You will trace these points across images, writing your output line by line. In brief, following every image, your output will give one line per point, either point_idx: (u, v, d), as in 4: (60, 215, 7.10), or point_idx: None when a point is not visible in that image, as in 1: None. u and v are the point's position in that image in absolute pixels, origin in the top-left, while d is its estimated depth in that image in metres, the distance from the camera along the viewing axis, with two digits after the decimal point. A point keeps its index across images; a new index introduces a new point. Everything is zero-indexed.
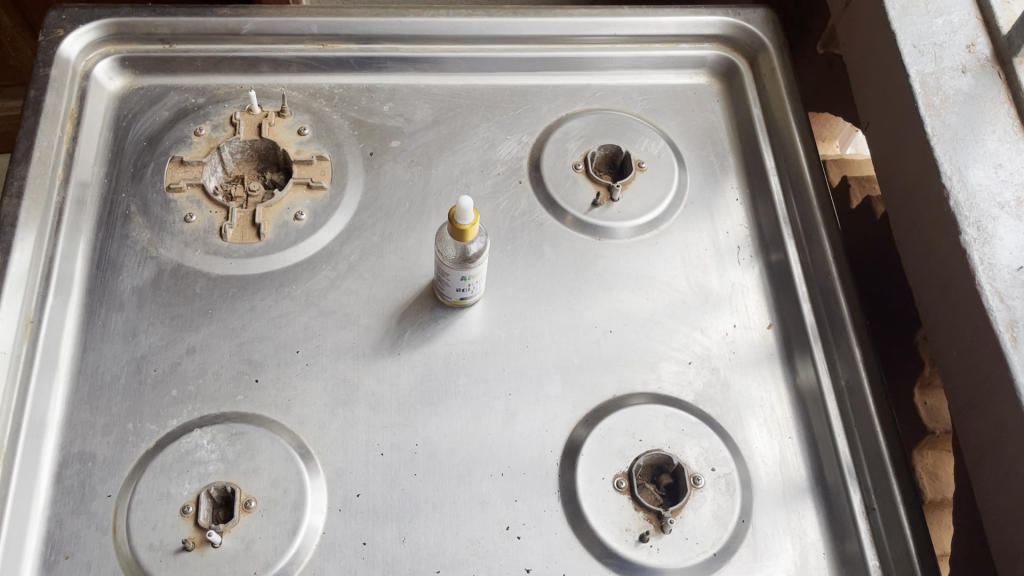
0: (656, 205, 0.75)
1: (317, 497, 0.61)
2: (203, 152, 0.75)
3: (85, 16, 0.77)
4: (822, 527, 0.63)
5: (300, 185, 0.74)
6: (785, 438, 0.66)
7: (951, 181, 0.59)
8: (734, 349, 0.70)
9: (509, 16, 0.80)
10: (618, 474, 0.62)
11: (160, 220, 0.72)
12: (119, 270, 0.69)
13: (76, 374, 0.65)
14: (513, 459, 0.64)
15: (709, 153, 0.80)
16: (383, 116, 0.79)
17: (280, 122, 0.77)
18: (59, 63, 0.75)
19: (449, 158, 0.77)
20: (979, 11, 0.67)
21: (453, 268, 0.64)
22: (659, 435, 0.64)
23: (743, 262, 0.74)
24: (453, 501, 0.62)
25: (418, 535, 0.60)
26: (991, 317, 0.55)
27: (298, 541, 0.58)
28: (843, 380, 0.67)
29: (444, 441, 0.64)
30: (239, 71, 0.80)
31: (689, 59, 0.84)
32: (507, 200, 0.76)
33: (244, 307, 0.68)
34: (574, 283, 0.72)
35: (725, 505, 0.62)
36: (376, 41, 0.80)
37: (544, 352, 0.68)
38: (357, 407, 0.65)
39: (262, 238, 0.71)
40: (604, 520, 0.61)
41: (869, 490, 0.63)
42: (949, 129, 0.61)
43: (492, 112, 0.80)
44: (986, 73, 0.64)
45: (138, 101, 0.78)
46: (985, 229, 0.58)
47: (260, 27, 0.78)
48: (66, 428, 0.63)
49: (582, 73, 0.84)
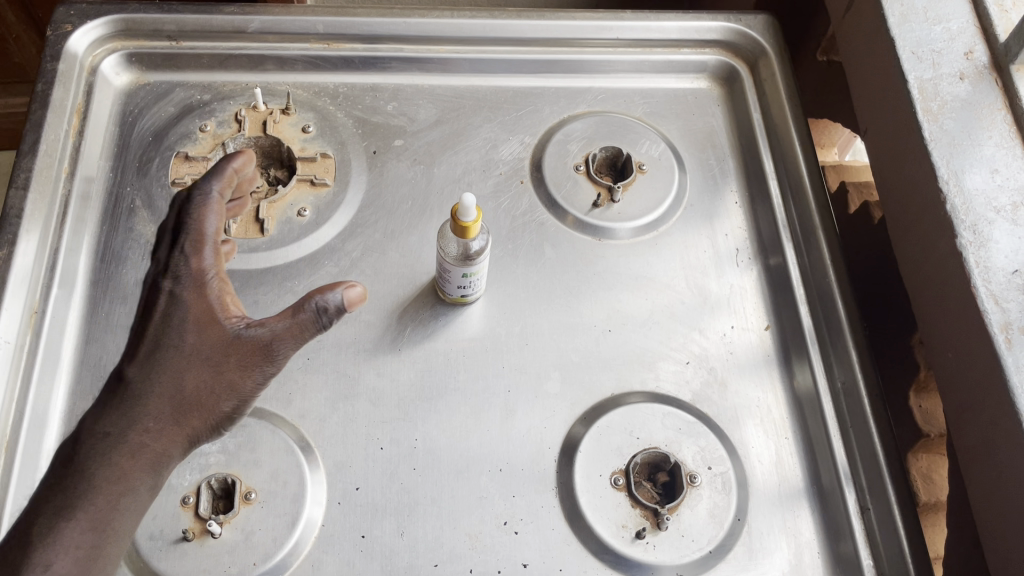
0: (656, 207, 0.76)
1: (317, 489, 0.61)
2: (208, 148, 0.75)
3: (93, 12, 0.78)
4: (817, 527, 0.64)
5: (304, 182, 0.74)
6: (781, 438, 0.67)
7: (948, 185, 0.60)
8: (731, 349, 0.70)
9: (513, 19, 0.81)
10: (615, 471, 0.63)
11: (165, 214, 0.72)
12: (123, 262, 0.70)
13: (78, 365, 0.65)
14: (512, 456, 0.64)
15: (709, 157, 0.81)
16: (387, 115, 0.80)
17: (284, 119, 0.78)
18: (66, 57, 0.76)
19: (452, 157, 0.78)
20: (976, 19, 0.68)
21: (455, 265, 0.64)
22: (656, 433, 0.65)
23: (741, 264, 0.75)
24: (451, 495, 0.62)
25: (416, 529, 0.61)
26: (986, 319, 0.55)
27: (297, 533, 0.59)
28: (839, 382, 0.68)
29: (444, 438, 0.64)
30: (245, 69, 0.81)
31: (690, 64, 0.85)
32: (509, 199, 0.76)
33: (247, 301, 0.69)
34: (573, 282, 0.73)
35: (722, 504, 0.63)
36: (382, 41, 0.81)
37: (543, 350, 0.69)
38: (357, 402, 0.65)
39: (265, 234, 0.71)
40: (601, 517, 0.61)
41: (864, 490, 0.64)
42: (946, 133, 0.62)
43: (495, 113, 0.81)
44: (984, 80, 0.65)
45: (143, 97, 0.79)
46: (981, 233, 0.58)
47: (267, 26, 0.79)
48: (68, 418, 0.63)
49: (584, 76, 0.84)
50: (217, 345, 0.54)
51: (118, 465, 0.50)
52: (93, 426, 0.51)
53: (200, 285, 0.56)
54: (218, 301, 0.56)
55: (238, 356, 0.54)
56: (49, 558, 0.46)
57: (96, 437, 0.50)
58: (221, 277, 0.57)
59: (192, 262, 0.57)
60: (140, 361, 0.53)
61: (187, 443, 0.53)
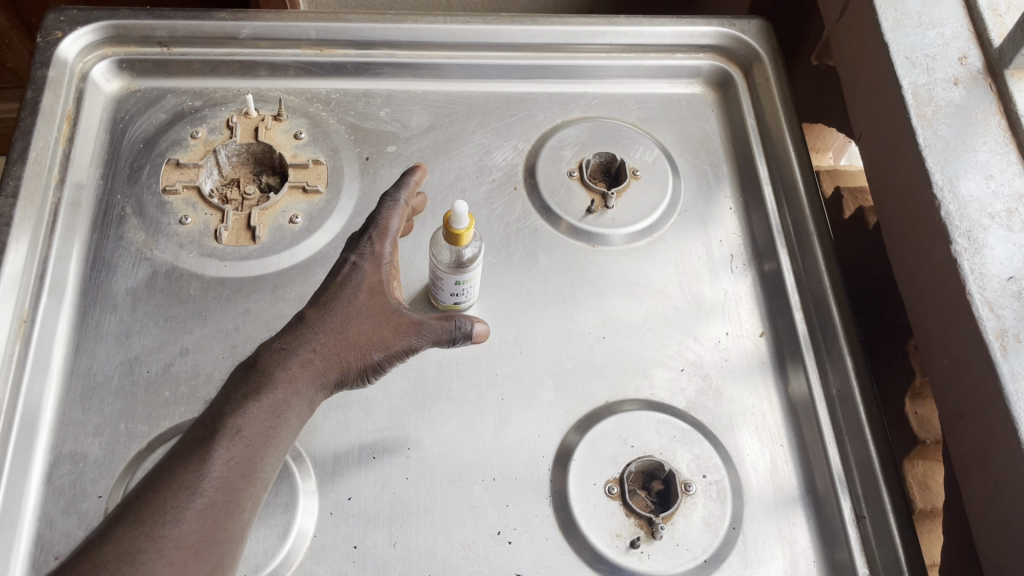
0: (650, 212, 0.76)
1: (308, 499, 0.61)
2: (199, 155, 0.75)
3: (84, 18, 0.77)
4: (812, 536, 0.63)
5: (296, 189, 0.74)
6: (776, 446, 0.67)
7: (943, 192, 0.60)
8: (726, 356, 0.70)
9: (506, 24, 0.81)
10: (610, 480, 0.63)
11: (156, 222, 0.72)
12: (113, 270, 0.69)
13: (68, 375, 0.65)
14: (506, 464, 0.64)
15: (703, 162, 0.81)
16: (380, 121, 0.80)
17: (276, 126, 0.77)
18: (56, 64, 0.75)
19: (445, 164, 0.78)
20: (970, 24, 0.68)
21: (447, 273, 0.64)
22: (650, 441, 0.64)
23: (735, 270, 0.75)
24: (444, 504, 0.62)
25: (408, 539, 0.60)
26: (981, 326, 0.55)
27: (288, 544, 0.58)
28: (834, 388, 0.67)
29: (437, 447, 0.64)
30: (236, 75, 0.80)
31: (684, 69, 0.85)
32: (503, 205, 0.76)
33: (239, 309, 0.68)
34: (567, 289, 0.72)
35: (717, 512, 0.62)
36: (374, 47, 0.80)
37: (536, 358, 0.68)
38: (349, 411, 0.65)
39: (257, 241, 0.71)
40: (595, 526, 0.61)
41: (859, 498, 0.63)
42: (940, 139, 0.62)
43: (488, 119, 0.81)
44: (978, 85, 0.65)
45: (134, 103, 0.78)
46: (975, 239, 0.58)
47: (258, 31, 0.79)
48: (57, 428, 0.62)
49: (578, 81, 0.84)
50: (381, 308, 0.62)
51: (284, 381, 0.56)
52: (270, 343, 0.58)
53: (379, 264, 0.63)
54: (386, 276, 0.64)
55: (392, 324, 0.62)
56: (224, 445, 0.51)
57: (273, 352, 0.57)
58: (393, 262, 0.65)
59: (374, 247, 0.64)
60: (317, 304, 0.60)
61: (328, 387, 0.59)
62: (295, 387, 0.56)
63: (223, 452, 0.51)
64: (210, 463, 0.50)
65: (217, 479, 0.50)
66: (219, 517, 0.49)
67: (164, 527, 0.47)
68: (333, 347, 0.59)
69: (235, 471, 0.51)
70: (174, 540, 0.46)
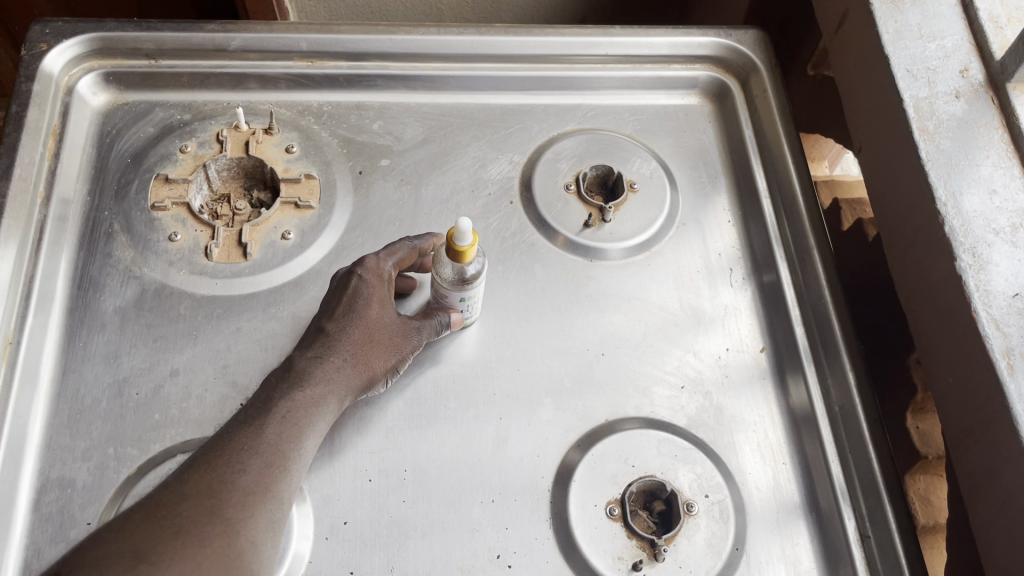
0: (648, 226, 0.75)
1: (303, 524, 0.59)
2: (189, 170, 0.73)
3: (69, 30, 0.75)
4: (816, 556, 0.62)
5: (288, 204, 0.73)
6: (778, 464, 0.66)
7: (946, 207, 0.59)
8: (726, 372, 0.69)
9: (500, 35, 0.80)
10: (611, 501, 0.61)
11: (144, 239, 0.70)
12: (101, 289, 0.68)
13: (55, 398, 0.63)
14: (505, 485, 0.62)
15: (700, 173, 0.80)
16: (373, 134, 0.78)
17: (267, 139, 0.76)
18: (41, 77, 0.73)
19: (440, 177, 0.76)
20: (971, 36, 0.67)
21: (449, 290, 0.64)
22: (651, 459, 0.63)
23: (735, 284, 0.74)
24: (443, 527, 0.60)
25: (406, 565, 0.59)
26: (987, 344, 0.54)
27: (284, 570, 0.57)
28: (836, 404, 0.67)
29: (434, 468, 0.63)
30: (226, 88, 0.79)
31: (680, 80, 0.84)
32: (499, 219, 0.75)
33: (230, 328, 0.67)
34: (565, 304, 0.71)
35: (720, 533, 0.61)
36: (366, 59, 0.79)
37: (535, 375, 0.67)
38: (344, 432, 0.63)
39: (248, 258, 0.70)
40: (597, 549, 0.60)
41: (864, 517, 0.62)
42: (943, 153, 0.61)
43: (483, 131, 0.80)
44: (980, 98, 0.64)
45: (122, 117, 0.77)
46: (980, 255, 0.57)
47: (248, 43, 0.77)
48: (45, 453, 0.61)
49: (573, 92, 0.83)
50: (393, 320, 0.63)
51: (321, 378, 0.57)
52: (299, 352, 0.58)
53: (383, 280, 0.63)
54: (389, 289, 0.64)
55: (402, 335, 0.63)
56: (268, 436, 0.52)
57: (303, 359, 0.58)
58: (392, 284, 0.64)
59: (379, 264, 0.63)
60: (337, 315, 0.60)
61: (357, 391, 0.60)
62: (333, 384, 0.58)
63: (275, 426, 0.53)
64: (259, 443, 0.52)
65: (264, 459, 0.51)
66: (272, 477, 0.51)
67: (231, 477, 0.49)
68: (361, 349, 0.60)
69: (285, 443, 0.53)
70: (239, 488, 0.49)
